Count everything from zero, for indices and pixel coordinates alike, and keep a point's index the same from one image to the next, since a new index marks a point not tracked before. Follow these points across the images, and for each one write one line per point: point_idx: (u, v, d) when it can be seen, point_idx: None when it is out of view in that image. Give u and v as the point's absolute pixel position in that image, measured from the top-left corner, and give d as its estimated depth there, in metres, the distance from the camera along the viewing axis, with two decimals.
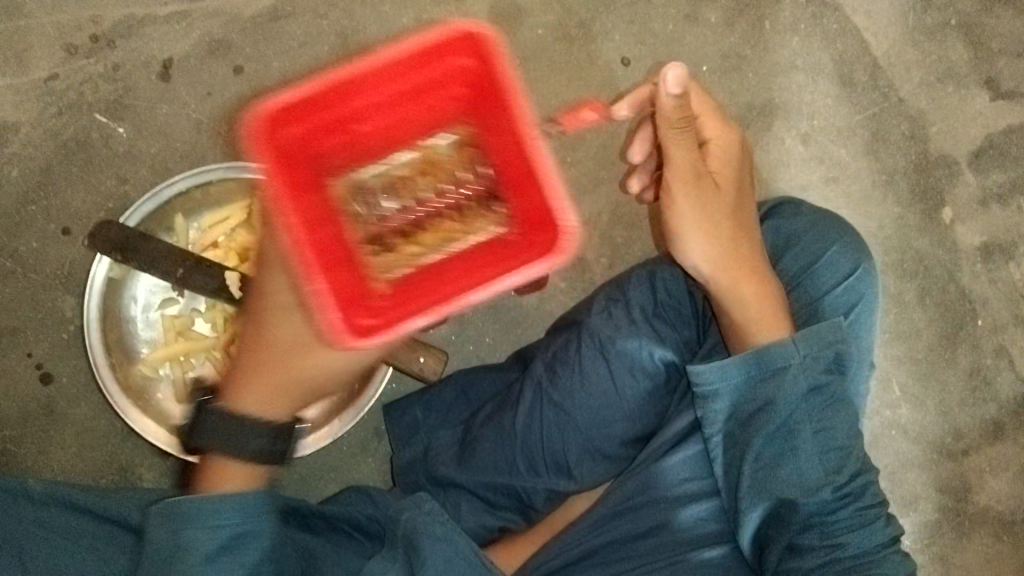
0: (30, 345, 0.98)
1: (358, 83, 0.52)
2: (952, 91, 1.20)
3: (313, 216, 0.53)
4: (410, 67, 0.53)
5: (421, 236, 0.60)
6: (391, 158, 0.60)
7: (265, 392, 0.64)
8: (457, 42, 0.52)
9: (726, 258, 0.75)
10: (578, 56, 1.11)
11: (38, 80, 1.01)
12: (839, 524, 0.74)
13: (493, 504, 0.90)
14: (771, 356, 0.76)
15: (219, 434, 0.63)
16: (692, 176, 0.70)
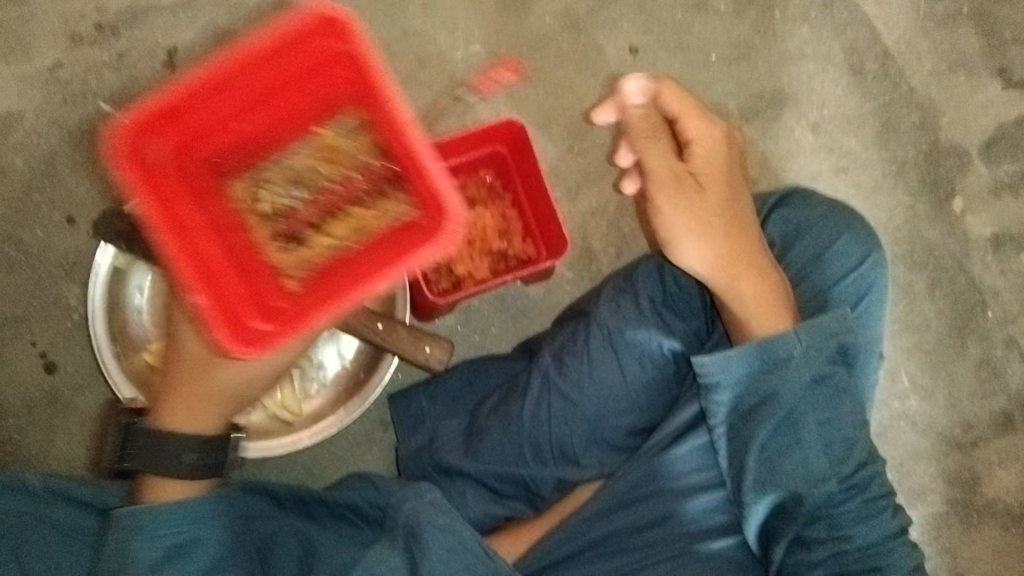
0: (36, 334, 0.98)
1: (217, 85, 0.60)
2: (963, 80, 1.19)
3: (208, 223, 0.62)
4: (275, 61, 0.61)
5: (332, 227, 0.69)
6: (284, 151, 0.69)
7: (188, 409, 0.69)
8: (316, 31, 0.61)
9: (720, 255, 0.75)
10: (585, 44, 1.10)
11: (43, 68, 1.01)
12: (846, 516, 0.75)
13: (500, 494, 0.90)
14: (775, 346, 0.75)
15: (150, 455, 0.68)
16: (667, 179, 0.73)
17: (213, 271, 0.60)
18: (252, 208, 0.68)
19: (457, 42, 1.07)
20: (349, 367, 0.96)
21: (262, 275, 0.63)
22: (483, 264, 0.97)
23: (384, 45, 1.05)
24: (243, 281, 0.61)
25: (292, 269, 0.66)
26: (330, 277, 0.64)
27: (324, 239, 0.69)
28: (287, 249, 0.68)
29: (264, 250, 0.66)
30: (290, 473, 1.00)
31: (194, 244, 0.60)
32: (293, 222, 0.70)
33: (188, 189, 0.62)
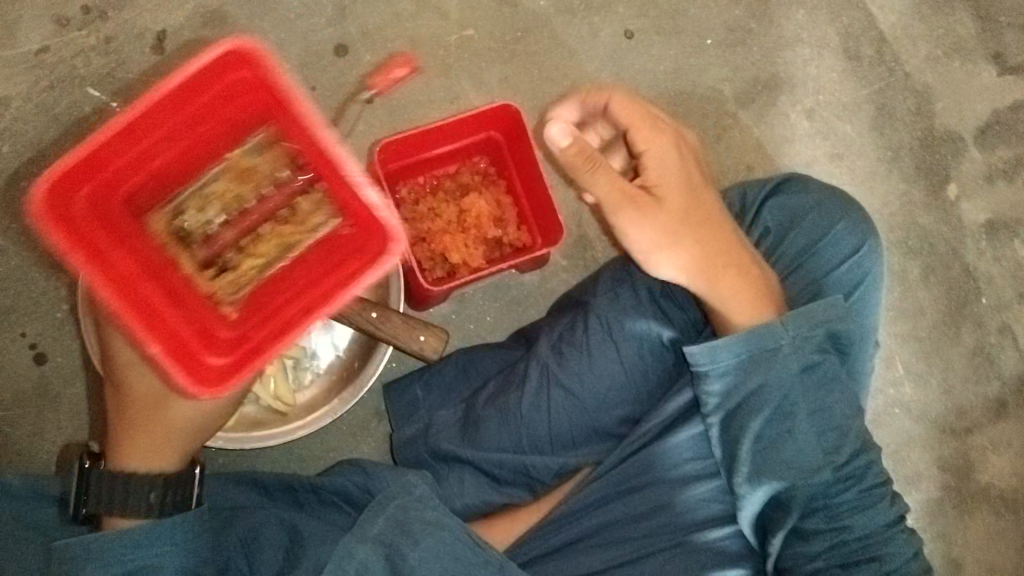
0: (24, 324, 0.97)
1: (132, 129, 0.60)
2: (958, 66, 1.18)
3: (138, 264, 0.62)
4: (184, 99, 0.61)
5: (261, 245, 0.70)
6: (202, 177, 0.68)
7: (146, 444, 0.68)
8: (226, 62, 0.60)
9: (694, 264, 0.74)
10: (580, 29, 1.09)
11: (28, 52, 0.99)
12: (843, 507, 0.75)
13: (498, 480, 0.88)
14: (761, 338, 0.75)
15: (105, 497, 0.67)
16: (625, 200, 0.71)
17: (157, 313, 0.60)
18: (170, 239, 0.67)
19: (450, 26, 1.05)
20: (342, 357, 0.96)
21: (199, 308, 0.64)
22: (480, 251, 0.94)
23: (376, 30, 1.04)
24: (187, 321, 0.62)
25: (229, 296, 0.67)
26: (270, 299, 0.65)
27: (252, 260, 0.69)
28: (217, 276, 0.68)
29: (195, 283, 0.67)
30: (284, 463, 1.00)
31: (134, 292, 0.59)
32: (216, 248, 0.69)
33: (110, 236, 0.60)
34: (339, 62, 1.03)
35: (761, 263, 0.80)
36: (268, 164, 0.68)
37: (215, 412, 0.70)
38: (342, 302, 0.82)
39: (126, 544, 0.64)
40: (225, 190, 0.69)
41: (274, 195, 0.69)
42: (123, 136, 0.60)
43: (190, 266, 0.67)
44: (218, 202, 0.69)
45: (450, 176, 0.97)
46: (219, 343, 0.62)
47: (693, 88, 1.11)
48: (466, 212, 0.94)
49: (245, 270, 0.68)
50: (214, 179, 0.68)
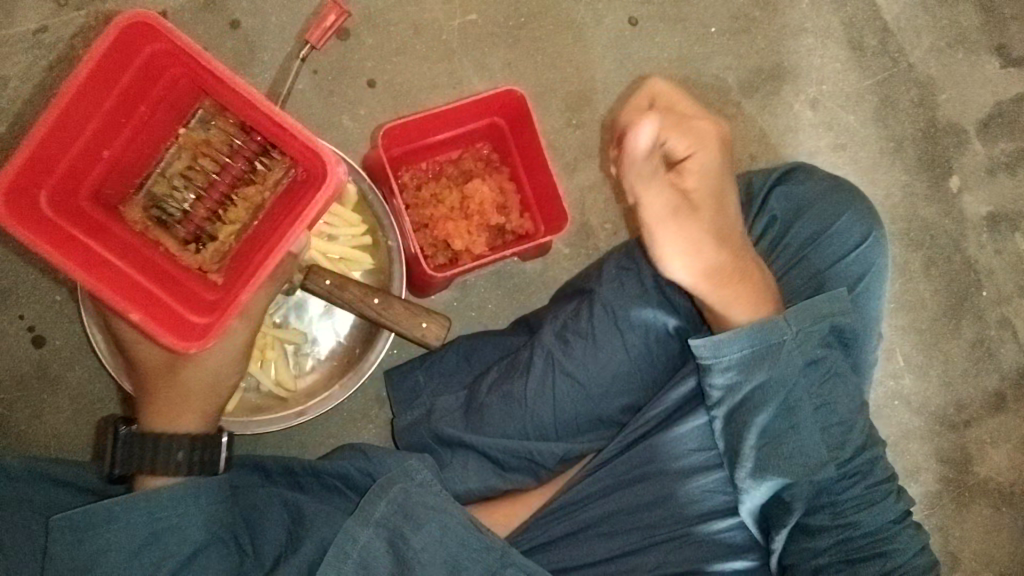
0: (22, 307, 0.96)
1: (67, 118, 0.61)
2: (962, 58, 1.18)
3: (116, 250, 0.65)
4: (110, 80, 0.62)
5: (232, 211, 0.72)
6: (163, 158, 0.72)
7: (165, 406, 0.71)
8: (132, 35, 0.62)
9: (716, 271, 0.72)
10: (583, 15, 1.08)
11: (27, 32, 0.97)
12: (848, 504, 0.76)
13: (503, 466, 0.87)
14: (765, 333, 0.74)
15: (134, 458, 0.71)
16: (667, 212, 0.67)
17: (138, 289, 0.63)
18: (149, 223, 0.71)
19: (454, 11, 1.04)
20: (343, 343, 0.95)
21: (184, 279, 0.68)
22: (482, 238, 0.92)
23: (379, 13, 1.03)
24: (170, 291, 0.65)
25: (215, 264, 0.71)
26: (247, 255, 0.69)
27: (228, 227, 0.72)
28: (200, 250, 0.71)
29: (178, 258, 0.70)
30: (284, 449, 0.99)
31: (110, 273, 0.62)
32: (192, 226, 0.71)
33: (81, 227, 0.64)
34: (341, 45, 1.02)
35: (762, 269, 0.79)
36: (220, 132, 0.70)
37: (227, 367, 0.73)
38: (344, 289, 0.83)
39: (152, 505, 0.68)
40: (187, 166, 0.72)
41: (232, 164, 0.71)
42: (60, 130, 0.61)
43: (172, 244, 0.71)
44: (183, 178, 0.72)
45: (453, 162, 0.97)
46: (202, 303, 0.66)
47: (697, 77, 1.11)
48: (469, 198, 0.92)
49: (224, 237, 0.72)
50: (173, 156, 0.72)
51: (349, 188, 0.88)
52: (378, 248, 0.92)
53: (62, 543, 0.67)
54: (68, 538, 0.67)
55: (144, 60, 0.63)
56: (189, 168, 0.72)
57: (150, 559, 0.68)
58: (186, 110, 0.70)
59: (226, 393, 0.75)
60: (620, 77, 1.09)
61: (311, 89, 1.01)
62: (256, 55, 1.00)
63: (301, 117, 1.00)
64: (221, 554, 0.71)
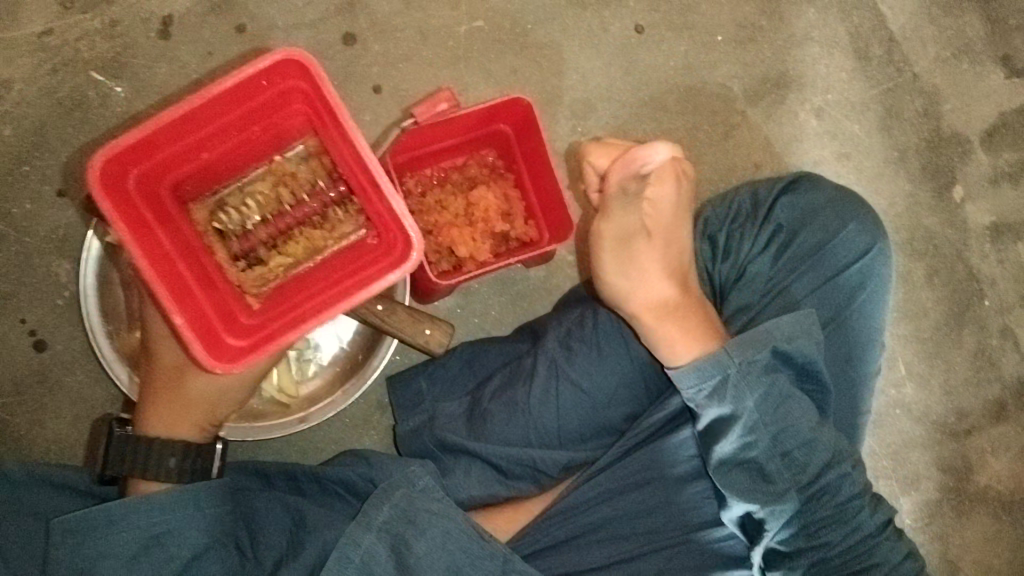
0: (25, 310, 0.96)
1: (187, 118, 0.64)
2: (967, 68, 1.18)
3: (174, 245, 0.68)
4: (241, 98, 0.66)
5: (291, 245, 0.75)
6: (247, 175, 0.75)
7: (168, 412, 0.73)
8: (284, 69, 0.65)
9: (663, 305, 0.78)
10: (589, 22, 1.08)
11: (32, 34, 0.97)
12: (819, 524, 0.75)
13: (506, 474, 0.86)
14: (707, 370, 0.75)
15: (128, 459, 0.71)
16: (618, 234, 0.76)
17: (184, 293, 0.65)
18: (210, 229, 0.74)
19: (460, 17, 1.04)
20: (346, 349, 0.95)
21: (225, 293, 0.70)
22: (486, 245, 0.92)
23: (385, 19, 1.02)
24: (211, 307, 0.67)
25: (255, 288, 0.73)
26: (289, 295, 0.71)
27: (281, 258, 0.74)
28: (246, 269, 0.73)
29: (224, 271, 0.73)
30: (286, 455, 0.99)
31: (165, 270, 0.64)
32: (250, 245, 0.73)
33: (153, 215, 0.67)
34: (347, 51, 1.02)
35: (707, 307, 0.82)
36: (308, 171, 0.74)
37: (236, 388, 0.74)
38: None
39: (154, 508, 0.68)
40: (265, 191, 0.75)
41: (308, 202, 0.74)
42: (178, 126, 0.65)
43: (223, 255, 0.73)
44: (257, 201, 0.75)
45: (458, 168, 0.97)
46: (238, 326, 0.68)
47: (702, 85, 1.11)
48: (474, 205, 0.93)
49: (274, 267, 0.74)
50: (256, 179, 0.75)
51: None
52: None
53: (65, 546, 0.67)
54: (71, 540, 0.67)
55: (281, 90, 0.67)
56: (266, 192, 0.75)
57: (152, 564, 0.68)
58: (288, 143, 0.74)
59: (226, 412, 0.76)
60: (625, 84, 1.09)
61: None
62: None
63: None
64: (221, 559, 0.70)
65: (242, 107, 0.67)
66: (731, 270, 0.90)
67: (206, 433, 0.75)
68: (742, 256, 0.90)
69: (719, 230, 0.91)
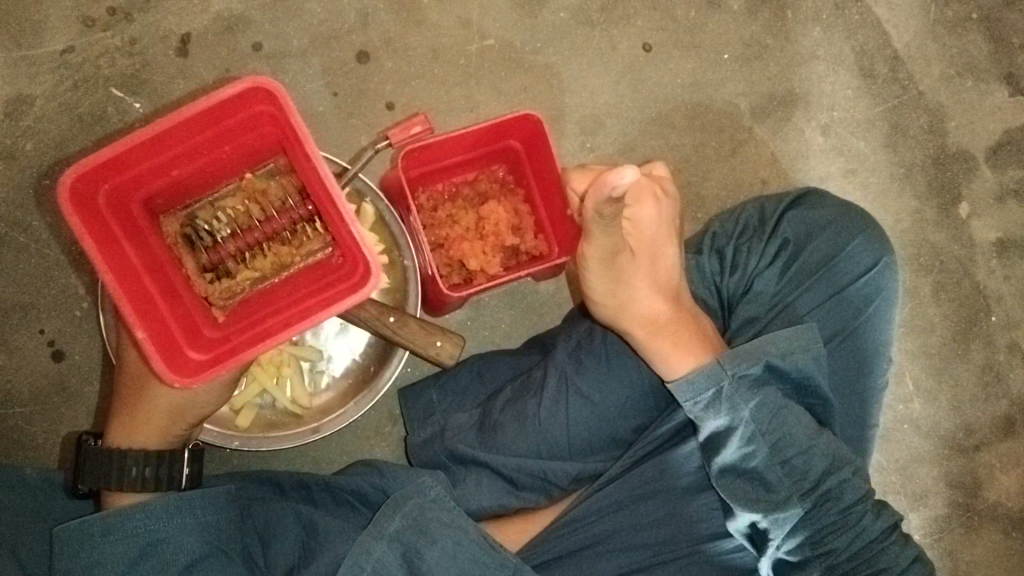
0: (43, 322, 0.97)
1: (158, 138, 0.66)
2: (971, 86, 1.19)
3: (142, 259, 0.69)
4: (212, 122, 0.68)
5: (259, 261, 0.76)
6: (219, 188, 0.77)
7: (130, 420, 0.73)
8: (252, 96, 0.67)
9: (656, 319, 0.81)
10: (598, 41, 1.10)
11: (54, 52, 0.99)
12: (824, 531, 0.75)
13: (516, 485, 0.87)
14: (700, 383, 0.77)
15: (97, 472, 0.73)
16: (603, 254, 0.77)
17: (150, 308, 0.67)
18: (180, 240, 0.75)
19: (471, 36, 1.06)
20: (358, 361, 0.96)
21: (191, 307, 0.72)
22: (497, 258, 0.93)
23: (398, 36, 1.04)
24: (176, 319, 0.69)
25: (221, 301, 0.75)
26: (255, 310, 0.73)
27: (248, 273, 0.76)
28: (214, 281, 0.75)
29: (191, 283, 0.74)
30: (297, 464, 1.00)
31: (129, 283, 0.66)
32: (219, 257, 0.75)
33: (121, 228, 0.68)
34: (361, 68, 1.04)
35: (704, 324, 0.85)
36: (279, 188, 0.76)
37: (205, 394, 0.73)
38: (361, 308, 0.84)
39: (150, 515, 0.69)
40: (236, 205, 0.77)
41: (277, 218, 0.75)
42: (149, 145, 0.66)
43: (192, 267, 0.75)
44: (229, 215, 0.76)
45: (468, 184, 0.98)
46: (201, 342, 0.69)
47: (710, 102, 1.12)
48: (484, 219, 0.94)
49: (241, 281, 0.75)
50: (228, 193, 0.76)
51: (365, 208, 0.92)
52: (395, 266, 0.95)
53: (65, 554, 0.68)
54: (70, 547, 0.68)
55: (253, 113, 0.68)
56: (238, 206, 0.76)
57: (150, 570, 0.68)
58: (260, 160, 0.75)
59: (192, 421, 0.75)
60: (634, 102, 1.10)
61: (330, 111, 1.03)
62: (277, 77, 1.02)
63: (322, 139, 1.02)
64: (223, 565, 0.71)
65: (214, 127, 0.68)
66: (738, 284, 0.91)
67: (177, 441, 0.76)
68: (750, 270, 0.91)
69: (726, 244, 0.92)
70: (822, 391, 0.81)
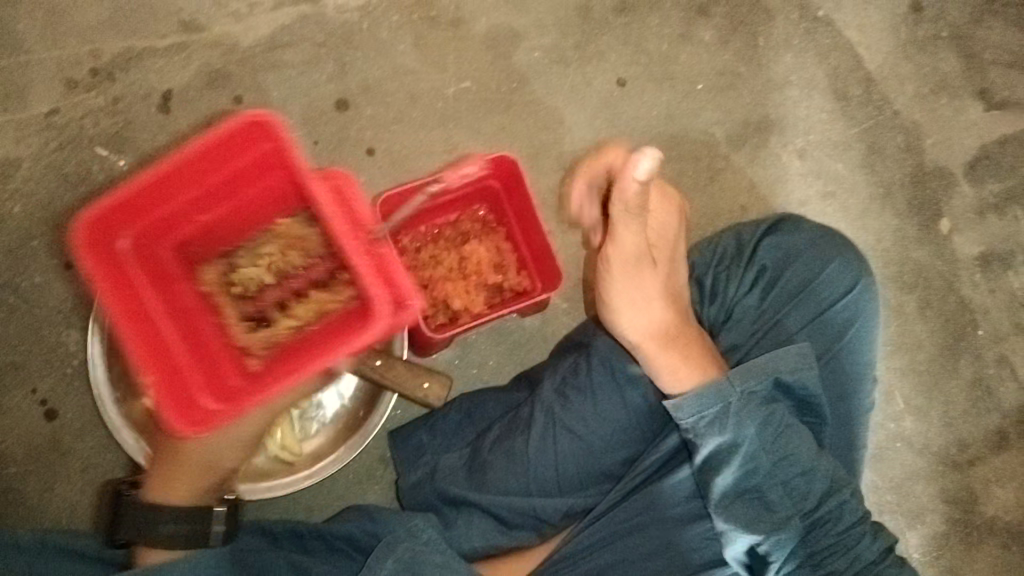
0: (35, 381, 0.99)
1: (174, 180, 0.64)
2: (945, 103, 1.21)
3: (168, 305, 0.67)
4: (224, 163, 0.65)
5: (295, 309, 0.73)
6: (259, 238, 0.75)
7: (166, 475, 0.72)
8: (246, 135, 0.64)
9: (666, 332, 0.80)
10: (573, 77, 1.12)
11: (38, 114, 1.01)
12: (826, 552, 0.76)
13: (507, 524, 0.87)
14: (707, 399, 0.77)
15: (138, 527, 0.71)
16: (631, 259, 0.75)
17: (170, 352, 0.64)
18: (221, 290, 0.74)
19: (448, 79, 1.08)
20: (347, 404, 0.96)
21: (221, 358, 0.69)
22: (481, 297, 0.96)
23: (376, 83, 1.07)
24: (198, 362, 0.66)
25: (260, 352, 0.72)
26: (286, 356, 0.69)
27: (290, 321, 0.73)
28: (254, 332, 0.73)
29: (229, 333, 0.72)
30: (292, 512, 1.01)
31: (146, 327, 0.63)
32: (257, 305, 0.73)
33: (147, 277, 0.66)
34: (341, 116, 1.06)
35: (709, 342, 0.85)
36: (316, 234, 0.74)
37: (230, 453, 0.71)
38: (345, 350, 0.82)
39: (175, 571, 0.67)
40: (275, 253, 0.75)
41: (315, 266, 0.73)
42: (166, 188, 0.65)
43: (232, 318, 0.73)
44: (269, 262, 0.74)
45: (451, 224, 0.99)
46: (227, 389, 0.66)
47: (685, 133, 1.14)
48: (467, 259, 0.97)
49: (280, 329, 0.72)
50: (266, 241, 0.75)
51: None
52: None
53: None
54: None
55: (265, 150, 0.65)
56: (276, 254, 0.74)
57: None
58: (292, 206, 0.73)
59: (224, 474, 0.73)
60: (611, 135, 1.12)
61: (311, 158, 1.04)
62: None
63: None
64: None
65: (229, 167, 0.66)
66: (719, 312, 0.93)
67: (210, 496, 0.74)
68: (729, 298, 0.92)
69: (705, 272, 0.93)
70: (822, 409, 0.81)
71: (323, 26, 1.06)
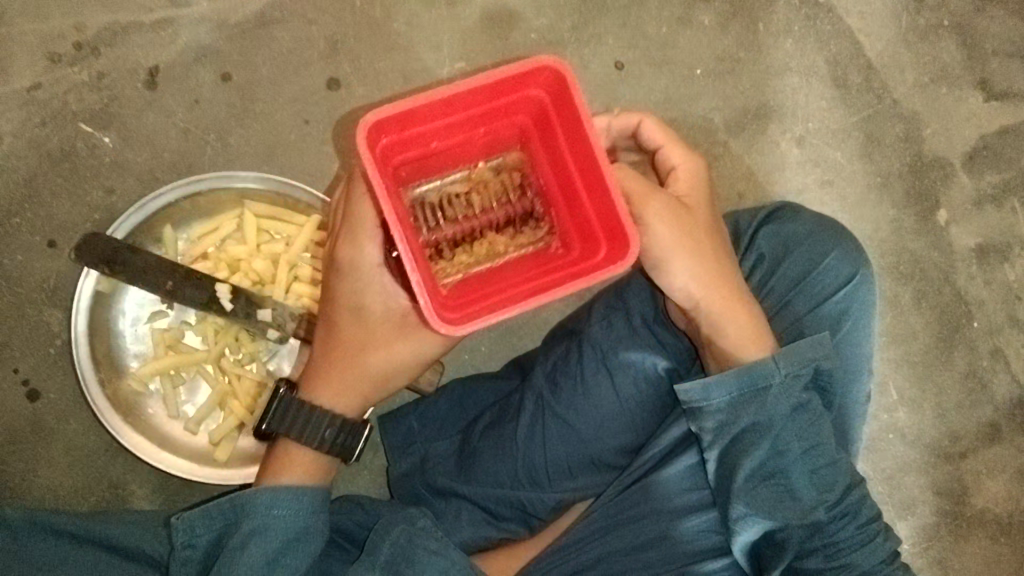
0: (17, 361, 0.97)
1: (447, 103, 0.60)
2: (945, 92, 1.19)
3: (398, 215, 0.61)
4: (490, 97, 0.61)
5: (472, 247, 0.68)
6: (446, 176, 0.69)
7: (335, 385, 0.76)
8: (531, 77, 0.60)
9: (703, 289, 0.75)
10: (570, 60, 1.10)
11: (20, 89, 0.99)
12: (844, 545, 0.74)
13: (496, 516, 0.88)
14: (756, 377, 0.74)
15: (288, 423, 0.77)
16: (651, 193, 0.70)
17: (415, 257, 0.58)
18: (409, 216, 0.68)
19: (442, 59, 1.06)
20: None
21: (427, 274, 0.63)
22: None
23: (368, 63, 1.04)
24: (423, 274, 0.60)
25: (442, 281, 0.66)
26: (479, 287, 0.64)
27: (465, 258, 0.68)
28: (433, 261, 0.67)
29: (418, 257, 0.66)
30: None
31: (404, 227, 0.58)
32: (437, 237, 0.67)
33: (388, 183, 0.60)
34: (332, 95, 1.03)
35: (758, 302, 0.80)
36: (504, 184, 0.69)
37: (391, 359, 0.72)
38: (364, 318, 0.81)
39: (256, 501, 0.72)
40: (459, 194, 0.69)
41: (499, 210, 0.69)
42: (438, 108, 0.60)
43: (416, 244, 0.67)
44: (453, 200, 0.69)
45: None
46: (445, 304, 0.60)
47: (683, 118, 1.12)
48: None
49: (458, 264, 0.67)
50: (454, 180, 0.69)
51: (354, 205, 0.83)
52: None
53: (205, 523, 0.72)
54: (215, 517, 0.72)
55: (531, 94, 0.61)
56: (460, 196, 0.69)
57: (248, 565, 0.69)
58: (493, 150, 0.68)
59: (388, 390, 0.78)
60: None
61: (302, 137, 1.02)
62: (248, 106, 1.02)
63: (294, 168, 1.02)
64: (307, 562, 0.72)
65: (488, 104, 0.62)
66: None
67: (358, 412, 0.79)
68: None
69: None
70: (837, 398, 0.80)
71: (315, 3, 1.04)
